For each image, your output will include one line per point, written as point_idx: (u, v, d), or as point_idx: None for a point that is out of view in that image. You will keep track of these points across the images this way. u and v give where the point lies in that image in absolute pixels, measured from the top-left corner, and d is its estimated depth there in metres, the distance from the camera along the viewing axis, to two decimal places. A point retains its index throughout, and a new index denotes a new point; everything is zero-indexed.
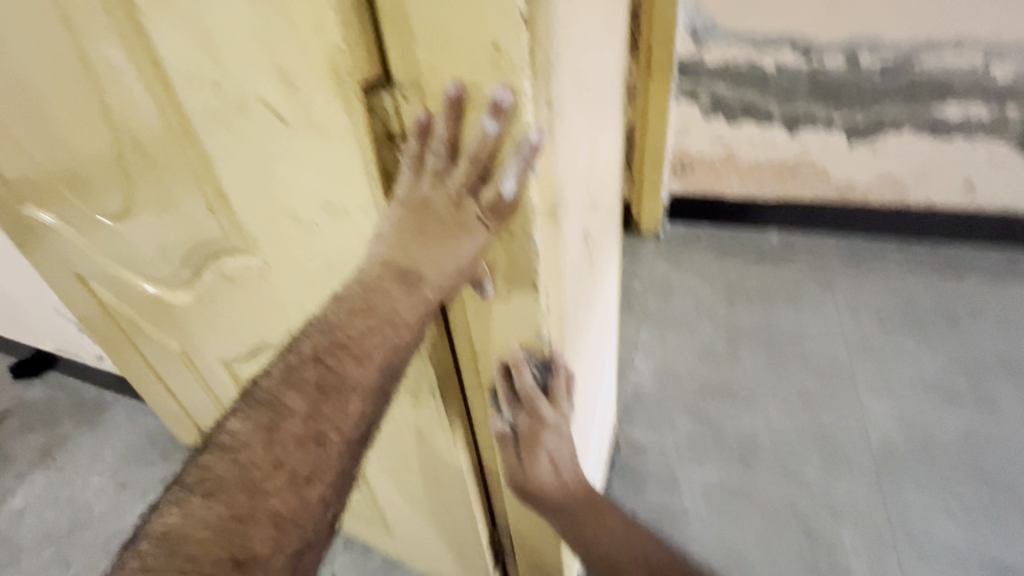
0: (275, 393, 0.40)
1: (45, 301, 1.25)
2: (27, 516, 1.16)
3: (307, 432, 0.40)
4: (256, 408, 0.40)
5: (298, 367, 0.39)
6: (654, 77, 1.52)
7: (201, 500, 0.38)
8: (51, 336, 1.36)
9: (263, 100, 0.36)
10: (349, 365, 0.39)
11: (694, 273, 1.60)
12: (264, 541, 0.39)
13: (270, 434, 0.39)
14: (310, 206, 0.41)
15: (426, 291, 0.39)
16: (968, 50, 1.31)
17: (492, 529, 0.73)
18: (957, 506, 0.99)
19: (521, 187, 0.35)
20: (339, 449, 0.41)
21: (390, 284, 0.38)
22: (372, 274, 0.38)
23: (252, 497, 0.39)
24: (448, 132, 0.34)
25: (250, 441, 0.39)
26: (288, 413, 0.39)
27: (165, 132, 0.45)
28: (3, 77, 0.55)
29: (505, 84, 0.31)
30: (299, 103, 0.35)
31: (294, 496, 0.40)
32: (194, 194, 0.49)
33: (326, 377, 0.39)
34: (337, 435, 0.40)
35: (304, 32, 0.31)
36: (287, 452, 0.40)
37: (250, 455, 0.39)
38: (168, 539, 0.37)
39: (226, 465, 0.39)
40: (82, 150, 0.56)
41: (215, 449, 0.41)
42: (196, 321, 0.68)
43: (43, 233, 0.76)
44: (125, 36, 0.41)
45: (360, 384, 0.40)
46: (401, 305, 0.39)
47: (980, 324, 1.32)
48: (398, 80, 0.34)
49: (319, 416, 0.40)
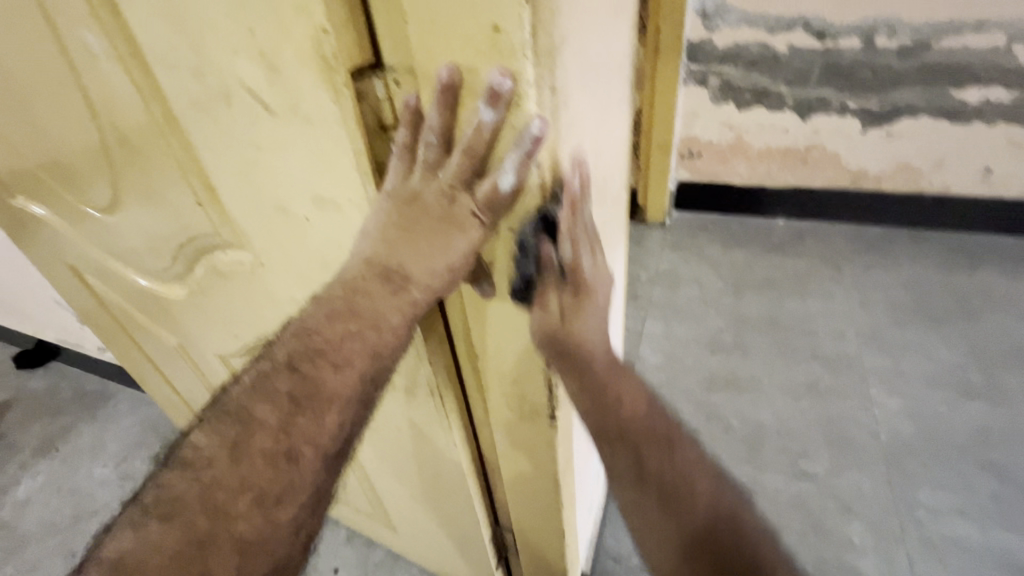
0: (245, 403, 0.38)
1: (45, 292, 1.24)
2: (31, 506, 1.16)
3: (276, 447, 0.37)
4: (223, 419, 0.38)
5: (270, 375, 0.37)
6: (662, 60, 1.47)
7: (160, 522, 0.35)
8: (52, 327, 1.36)
9: (244, 86, 0.34)
10: (324, 374, 0.37)
11: (701, 262, 1.57)
12: (226, 569, 0.36)
13: (238, 448, 0.37)
14: (299, 199, 0.39)
15: (415, 292, 0.36)
16: (989, 30, 1.26)
17: (494, 525, 0.71)
18: (970, 503, 0.97)
19: (521, 180, 0.33)
20: (313, 466, 0.38)
21: (373, 284, 0.36)
22: (355, 273, 0.37)
23: (215, 519, 0.36)
24: (441, 120, 0.31)
25: (216, 456, 0.37)
26: (258, 425, 0.37)
27: (147, 120, 0.43)
28: None
29: (503, 68, 0.29)
30: (283, 89, 0.33)
31: (260, 521, 0.37)
32: (180, 185, 0.47)
33: (300, 386, 0.37)
34: (311, 451, 0.37)
35: (285, 11, 0.29)
36: (256, 469, 0.37)
37: (212, 473, 0.36)
38: (118, 568, 0.34)
39: (188, 482, 0.36)
40: (66, 139, 0.54)
41: (175, 467, 0.38)
42: (189, 316, 0.66)
43: (35, 225, 0.74)
44: (99, 17, 0.38)
45: (338, 393, 0.37)
46: (386, 307, 0.36)
47: (994, 315, 1.29)
48: (389, 64, 0.31)
49: (290, 429, 0.37)
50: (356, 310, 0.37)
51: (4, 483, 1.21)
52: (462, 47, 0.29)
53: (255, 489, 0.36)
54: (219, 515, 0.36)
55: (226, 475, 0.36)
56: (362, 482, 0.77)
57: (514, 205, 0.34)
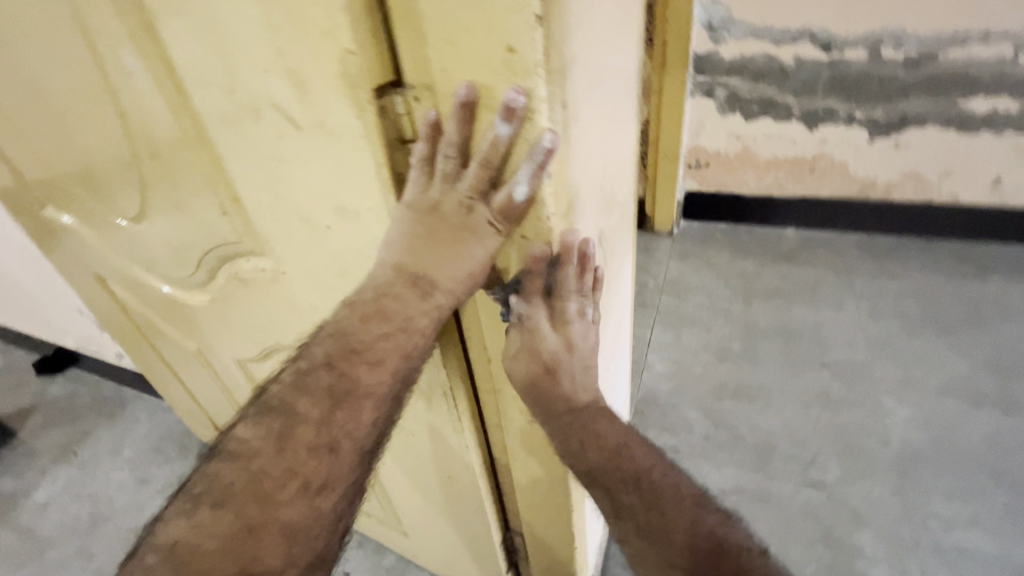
0: (287, 398, 0.39)
1: (67, 300, 1.27)
2: (50, 510, 1.18)
3: (318, 440, 0.39)
4: (266, 414, 0.39)
5: (309, 372, 0.39)
6: (669, 72, 1.49)
7: (212, 508, 0.37)
8: (72, 334, 1.39)
9: (274, 103, 0.36)
10: (361, 371, 0.39)
11: (709, 271, 1.58)
12: (275, 553, 0.38)
13: (282, 441, 0.39)
14: (322, 209, 0.41)
15: (440, 296, 0.38)
16: (996, 41, 1.27)
17: (504, 529, 0.72)
18: (984, 513, 0.96)
19: (533, 191, 0.34)
20: (351, 457, 0.40)
21: (402, 290, 0.38)
22: (384, 279, 0.38)
23: (263, 506, 0.38)
24: (459, 135, 0.33)
25: (262, 448, 0.39)
26: (300, 419, 0.39)
27: (178, 134, 0.45)
28: (21, 82, 0.55)
29: (518, 86, 0.31)
30: (311, 106, 0.35)
31: (304, 508, 0.39)
32: (207, 196, 0.49)
33: (338, 383, 0.39)
34: (350, 443, 0.40)
35: (314, 34, 0.31)
36: (300, 460, 0.39)
37: (260, 464, 0.38)
38: (177, 552, 0.36)
39: (237, 471, 0.38)
40: (98, 153, 0.56)
41: (223, 458, 0.39)
42: (210, 322, 0.69)
43: (63, 234, 0.77)
44: (137, 39, 0.41)
45: (373, 389, 0.40)
46: (414, 312, 0.39)
47: (1006, 324, 1.28)
48: (409, 82, 0.33)
49: (330, 423, 0.39)
50: (389, 311, 0.38)
51: (24, 486, 1.24)
52: (478, 64, 0.31)
53: (301, 478, 0.39)
54: (267, 503, 0.38)
55: (273, 466, 0.38)
56: (375, 486, 0.79)
57: (528, 214, 0.36)
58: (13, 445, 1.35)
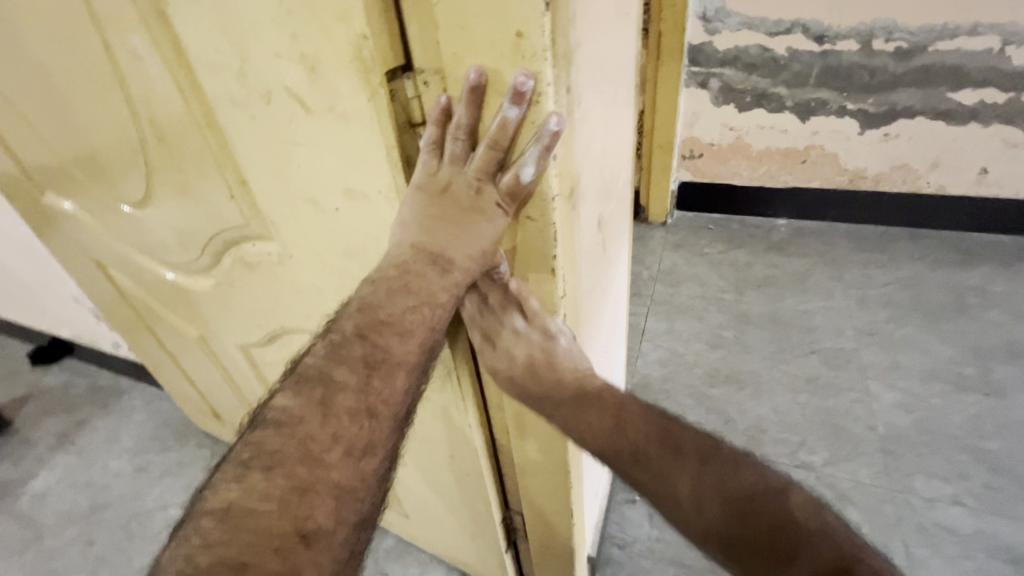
0: (323, 368, 0.40)
1: (63, 289, 1.27)
2: (50, 498, 1.19)
3: (358, 405, 0.40)
4: (303, 384, 0.40)
5: (344, 343, 0.40)
6: (664, 63, 1.51)
7: (262, 473, 0.38)
8: (68, 324, 1.39)
9: (286, 87, 0.37)
10: (393, 340, 0.41)
11: (702, 261, 1.60)
12: (326, 513, 0.38)
13: (324, 408, 0.40)
14: (331, 191, 0.42)
15: (456, 274, 0.40)
16: (983, 33, 1.29)
17: (504, 509, 0.74)
18: (966, 493, 1.00)
19: (539, 173, 0.36)
20: (387, 422, 0.42)
21: (424, 267, 0.39)
22: (404, 256, 0.39)
23: (312, 469, 0.38)
24: (468, 119, 0.35)
25: (304, 415, 0.39)
26: (339, 387, 0.40)
27: (187, 118, 0.46)
28: (25, 67, 0.56)
29: (526, 70, 0.32)
30: (322, 89, 0.36)
31: (350, 470, 0.40)
32: (215, 180, 0.50)
33: (373, 353, 0.40)
34: (385, 408, 0.41)
35: (328, 20, 0.32)
36: (343, 425, 0.40)
37: (305, 429, 0.39)
38: (233, 513, 0.36)
39: (282, 438, 0.39)
40: (102, 138, 0.57)
41: (264, 427, 0.40)
42: (214, 308, 0.69)
43: (63, 221, 0.77)
44: (147, 24, 0.41)
45: (404, 358, 0.42)
46: (436, 288, 0.40)
47: (990, 312, 1.32)
48: (419, 67, 0.35)
49: (367, 390, 0.40)
50: (410, 287, 0.40)
51: (22, 475, 1.24)
52: (486, 49, 0.32)
53: (344, 442, 0.40)
54: (318, 465, 0.39)
55: (319, 431, 0.39)
56: None
57: (535, 196, 0.37)
58: (10, 434, 1.35)
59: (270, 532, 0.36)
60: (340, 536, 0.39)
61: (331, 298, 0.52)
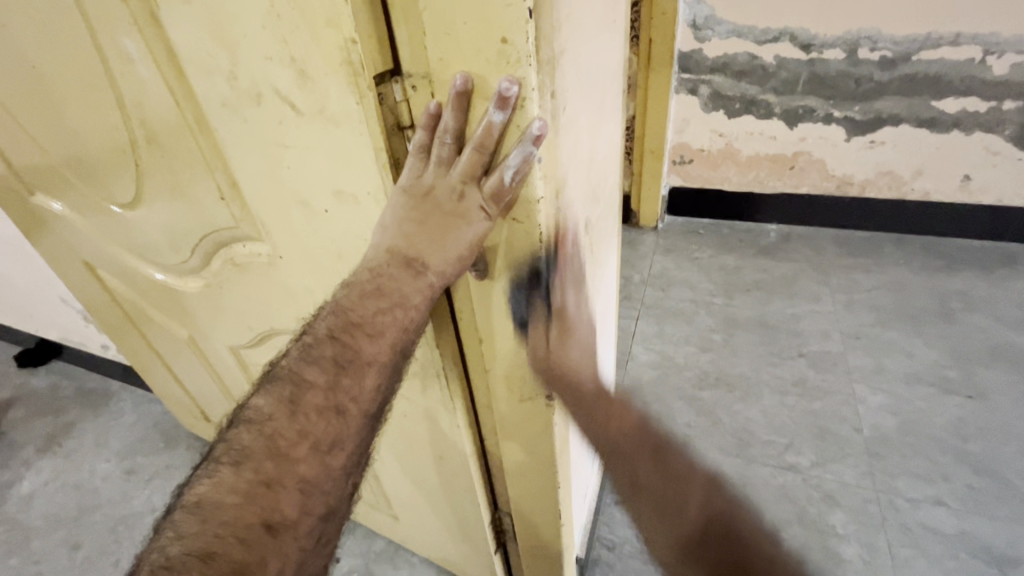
0: (295, 368, 0.41)
1: (52, 291, 1.26)
2: (35, 501, 1.18)
3: (327, 403, 0.41)
4: (276, 383, 0.41)
5: (315, 344, 0.41)
6: (655, 70, 1.53)
7: (231, 468, 0.39)
8: (56, 326, 1.38)
9: (276, 90, 0.38)
10: (362, 341, 0.41)
11: (693, 265, 1.62)
12: (291, 504, 0.39)
13: (293, 406, 0.40)
14: (321, 193, 0.43)
15: (431, 276, 0.40)
16: (965, 43, 1.32)
17: (493, 511, 0.75)
18: (949, 494, 1.01)
19: (521, 176, 0.36)
20: (358, 420, 0.42)
21: (396, 271, 0.40)
22: (379, 261, 0.40)
23: (279, 464, 0.39)
24: (456, 123, 0.36)
25: (273, 412, 0.40)
26: (308, 386, 0.41)
27: (179, 121, 0.46)
28: (18, 69, 0.56)
29: (510, 76, 0.33)
30: (312, 92, 0.36)
31: (317, 466, 0.41)
32: (206, 181, 0.50)
33: (343, 353, 0.41)
34: (355, 406, 0.42)
35: (319, 26, 0.33)
36: (311, 423, 0.40)
37: (274, 426, 0.40)
38: (201, 508, 0.37)
39: (252, 435, 0.40)
40: (93, 139, 0.57)
41: (239, 425, 0.41)
42: (204, 309, 0.70)
43: (54, 222, 0.77)
44: (139, 27, 0.42)
45: (374, 359, 0.42)
46: (409, 290, 0.41)
47: (974, 316, 1.34)
48: (407, 71, 0.35)
49: (337, 388, 0.41)
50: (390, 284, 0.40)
51: (7, 478, 1.23)
52: (472, 56, 0.33)
53: (313, 438, 0.40)
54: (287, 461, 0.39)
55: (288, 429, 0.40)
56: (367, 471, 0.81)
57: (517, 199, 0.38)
58: None
59: (237, 522, 0.37)
60: (305, 528, 0.40)
61: (321, 299, 0.52)
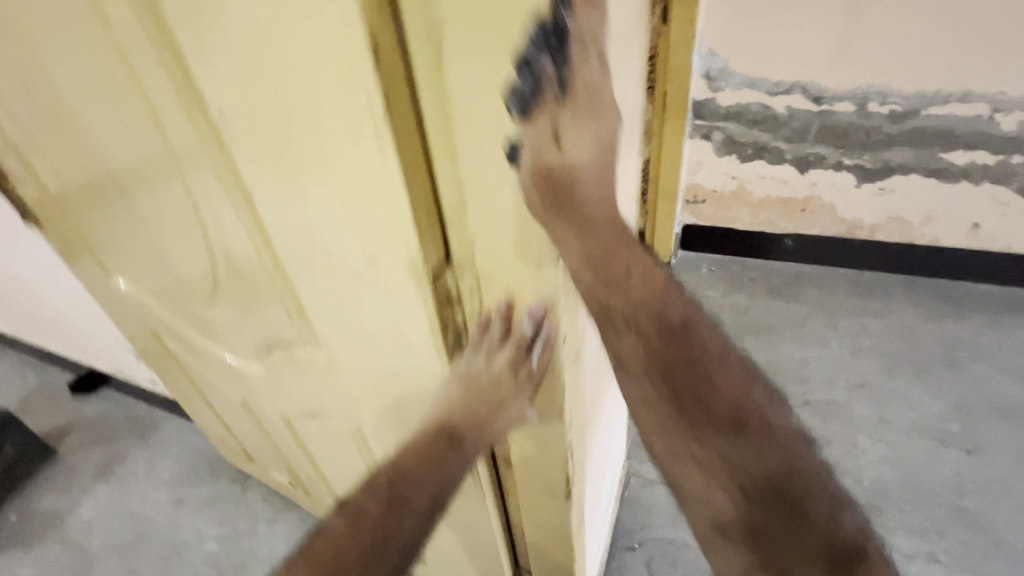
0: (354, 503, 0.51)
1: (105, 330, 1.37)
2: (95, 527, 1.29)
3: (373, 533, 0.50)
4: (339, 512, 0.51)
5: (373, 487, 0.52)
6: (670, 118, 1.57)
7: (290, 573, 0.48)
8: (107, 358, 1.49)
9: (351, 269, 0.46)
10: (411, 490, 0.52)
11: (704, 304, 1.68)
12: None
13: (347, 531, 0.50)
14: (381, 336, 0.51)
15: (466, 449, 0.53)
16: (974, 101, 1.36)
17: (514, 563, 0.84)
18: (941, 549, 1.08)
19: (545, 362, 0.48)
20: (394, 555, 0.50)
21: (442, 444, 0.52)
22: (431, 427, 0.52)
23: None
24: (501, 329, 0.47)
25: (332, 534, 0.50)
26: (361, 515, 0.50)
27: (260, 267, 0.55)
28: (105, 201, 0.64)
29: (541, 302, 0.45)
30: (380, 276, 0.45)
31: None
32: (278, 306, 0.59)
33: (395, 498, 0.51)
34: (394, 545, 0.50)
35: (391, 238, 0.41)
36: (356, 547, 0.49)
37: (330, 546, 0.49)
38: None
39: (314, 549, 0.49)
40: (173, 260, 0.66)
41: (305, 541, 0.51)
42: (260, 384, 0.79)
43: (125, 299, 0.87)
44: (233, 204, 0.50)
45: (418, 504, 0.52)
46: (450, 460, 0.52)
47: (978, 366, 1.38)
48: (456, 260, 0.45)
49: (383, 523, 0.50)
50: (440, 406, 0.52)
51: (68, 503, 1.35)
52: (506, 261, 0.43)
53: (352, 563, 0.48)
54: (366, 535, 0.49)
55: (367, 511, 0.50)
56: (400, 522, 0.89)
57: (547, 379, 0.50)
58: (55, 462, 1.45)
59: None
60: None
61: (372, 400, 0.62)
